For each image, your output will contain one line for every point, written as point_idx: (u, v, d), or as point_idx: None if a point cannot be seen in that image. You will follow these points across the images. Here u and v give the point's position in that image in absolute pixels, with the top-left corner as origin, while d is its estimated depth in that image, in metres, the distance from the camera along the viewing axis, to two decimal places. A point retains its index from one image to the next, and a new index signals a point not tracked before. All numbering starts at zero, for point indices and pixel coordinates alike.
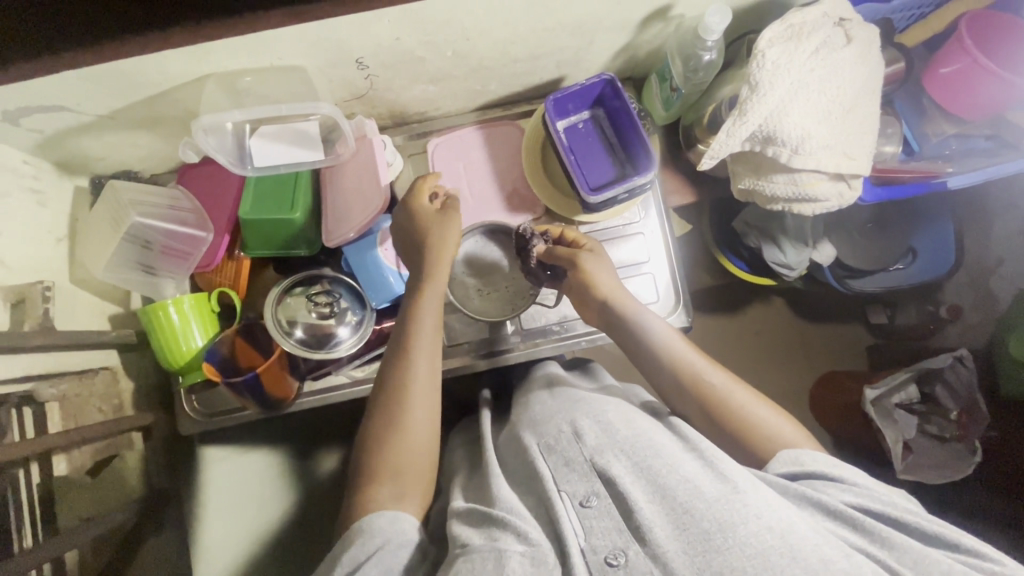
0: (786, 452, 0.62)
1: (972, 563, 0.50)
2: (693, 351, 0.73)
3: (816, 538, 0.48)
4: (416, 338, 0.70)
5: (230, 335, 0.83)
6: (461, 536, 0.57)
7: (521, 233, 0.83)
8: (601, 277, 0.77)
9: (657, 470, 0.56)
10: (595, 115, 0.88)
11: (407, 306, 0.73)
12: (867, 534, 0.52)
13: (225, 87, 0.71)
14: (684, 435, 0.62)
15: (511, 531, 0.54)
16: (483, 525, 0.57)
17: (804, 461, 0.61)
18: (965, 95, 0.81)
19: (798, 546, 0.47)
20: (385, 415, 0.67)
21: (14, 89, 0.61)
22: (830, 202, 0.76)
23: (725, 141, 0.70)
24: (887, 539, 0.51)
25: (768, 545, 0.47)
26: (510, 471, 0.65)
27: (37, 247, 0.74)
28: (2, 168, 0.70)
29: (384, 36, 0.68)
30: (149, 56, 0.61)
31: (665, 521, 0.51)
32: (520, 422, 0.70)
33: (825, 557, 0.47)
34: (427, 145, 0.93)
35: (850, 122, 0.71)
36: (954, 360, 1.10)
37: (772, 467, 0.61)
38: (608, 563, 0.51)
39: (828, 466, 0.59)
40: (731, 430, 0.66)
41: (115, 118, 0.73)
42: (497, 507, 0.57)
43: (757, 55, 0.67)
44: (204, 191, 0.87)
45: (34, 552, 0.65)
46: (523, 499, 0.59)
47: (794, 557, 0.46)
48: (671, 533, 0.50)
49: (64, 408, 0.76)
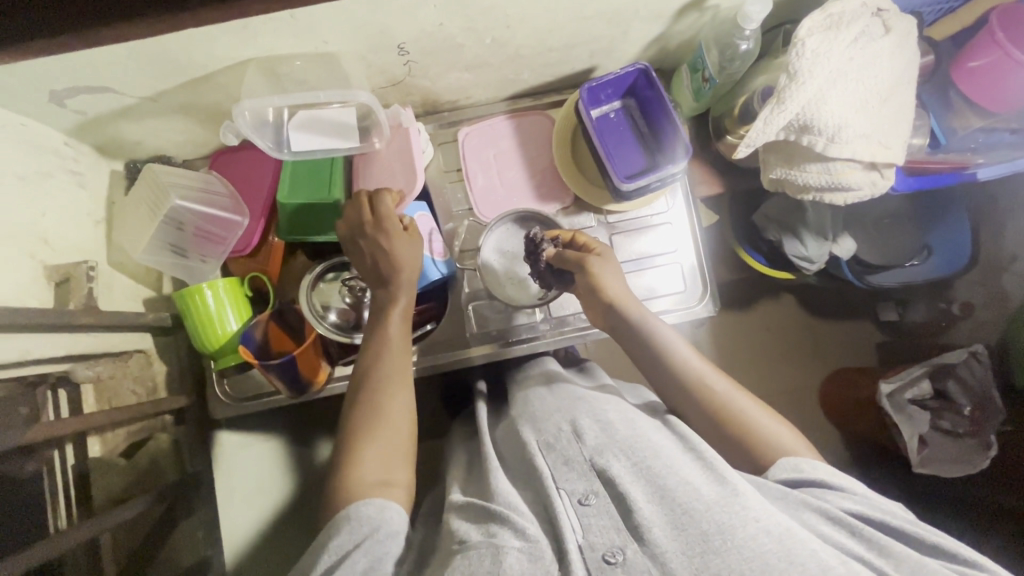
0: (786, 460, 0.62)
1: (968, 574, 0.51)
2: (696, 357, 0.73)
3: (814, 545, 0.50)
4: (393, 337, 0.72)
5: (264, 319, 0.83)
6: (458, 531, 0.58)
7: (531, 237, 0.81)
8: (608, 282, 0.74)
9: (656, 471, 0.57)
10: (626, 105, 0.89)
11: (376, 315, 0.74)
12: (864, 541, 0.53)
13: (267, 71, 0.72)
14: (681, 434, 0.64)
15: (509, 527, 0.55)
16: (481, 519, 0.58)
17: (804, 468, 0.61)
18: (995, 89, 0.80)
19: (796, 551, 0.49)
20: (362, 421, 0.67)
21: (65, 69, 0.62)
22: (862, 191, 0.77)
23: (762, 128, 0.70)
24: (885, 549, 0.52)
25: (767, 550, 0.49)
26: (511, 467, 0.66)
27: (77, 228, 0.74)
28: (45, 150, 0.71)
29: (428, 22, 0.68)
30: (198, 38, 0.62)
31: (662, 521, 0.53)
32: (519, 417, 0.72)
33: (823, 564, 0.48)
34: (458, 134, 0.94)
35: (885, 111, 0.72)
36: (969, 355, 1.11)
37: (771, 474, 0.61)
38: (606, 561, 0.51)
39: (825, 473, 0.61)
40: (730, 432, 0.67)
41: (158, 103, 0.73)
42: (496, 502, 0.58)
43: (796, 44, 0.69)
44: (240, 176, 0.88)
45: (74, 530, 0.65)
46: (523, 494, 0.61)
47: (791, 561, 0.48)
48: (670, 533, 0.52)
49: (98, 391, 0.77)
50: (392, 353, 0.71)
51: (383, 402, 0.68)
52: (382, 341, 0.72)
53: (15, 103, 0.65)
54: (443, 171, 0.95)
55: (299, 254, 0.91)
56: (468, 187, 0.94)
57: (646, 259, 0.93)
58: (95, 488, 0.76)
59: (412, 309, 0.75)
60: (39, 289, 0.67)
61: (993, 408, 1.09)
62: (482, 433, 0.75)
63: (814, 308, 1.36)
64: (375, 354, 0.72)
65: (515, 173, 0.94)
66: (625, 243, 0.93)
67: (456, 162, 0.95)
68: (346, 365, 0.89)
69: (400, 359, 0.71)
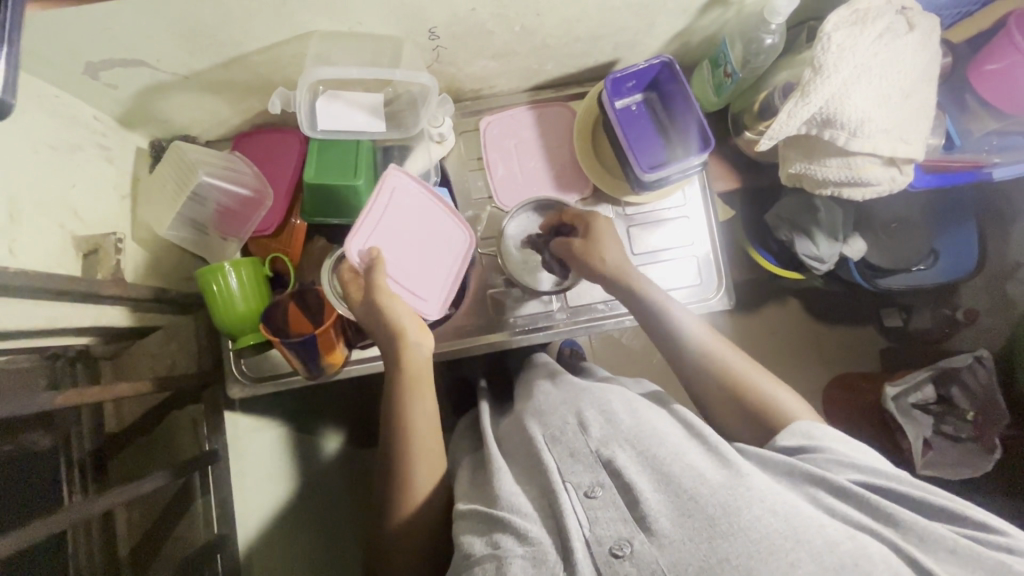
0: (798, 425, 0.62)
1: (980, 539, 0.50)
2: (731, 352, 0.72)
3: (821, 520, 0.50)
4: (418, 430, 0.70)
5: (285, 300, 0.83)
6: (465, 544, 0.58)
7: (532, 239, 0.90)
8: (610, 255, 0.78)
9: (662, 458, 0.58)
10: (647, 98, 0.90)
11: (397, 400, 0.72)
12: (873, 511, 0.52)
13: (300, 51, 0.73)
14: (688, 422, 0.65)
15: (511, 533, 0.56)
16: (485, 528, 0.58)
17: (813, 434, 0.61)
18: (1011, 91, 0.81)
19: (802, 529, 0.48)
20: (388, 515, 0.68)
21: (102, 39, 0.62)
22: (881, 186, 0.78)
23: (786, 121, 0.71)
24: (892, 518, 0.51)
25: (773, 530, 0.48)
26: (514, 462, 0.66)
27: (104, 202, 0.75)
28: (77, 123, 0.72)
29: (461, 7, 0.70)
30: (238, 14, 0.63)
31: (669, 510, 0.53)
32: (525, 413, 0.73)
33: (831, 540, 0.48)
34: (480, 122, 0.95)
35: (906, 108, 0.74)
36: (973, 360, 1.12)
37: (780, 439, 0.62)
38: (613, 554, 0.52)
39: (832, 439, 0.60)
40: (734, 393, 0.68)
41: (191, 80, 0.74)
42: (499, 508, 0.58)
43: (823, 37, 0.70)
44: (262, 157, 0.89)
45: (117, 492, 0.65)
46: (526, 490, 0.61)
47: (798, 539, 0.48)
48: (676, 520, 0.52)
49: (116, 366, 0.81)
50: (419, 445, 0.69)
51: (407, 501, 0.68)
52: (401, 440, 0.69)
53: (47, 73, 0.65)
54: (463, 160, 0.96)
55: (318, 240, 0.92)
56: (488, 176, 0.94)
57: (660, 252, 0.94)
58: None
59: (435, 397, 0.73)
60: (68, 259, 0.68)
61: (998, 412, 1.09)
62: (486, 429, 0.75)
63: (820, 310, 1.36)
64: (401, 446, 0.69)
65: (535, 163, 0.95)
66: (641, 235, 0.94)
67: (477, 150, 0.96)
68: (363, 348, 0.89)
69: (429, 451, 0.69)
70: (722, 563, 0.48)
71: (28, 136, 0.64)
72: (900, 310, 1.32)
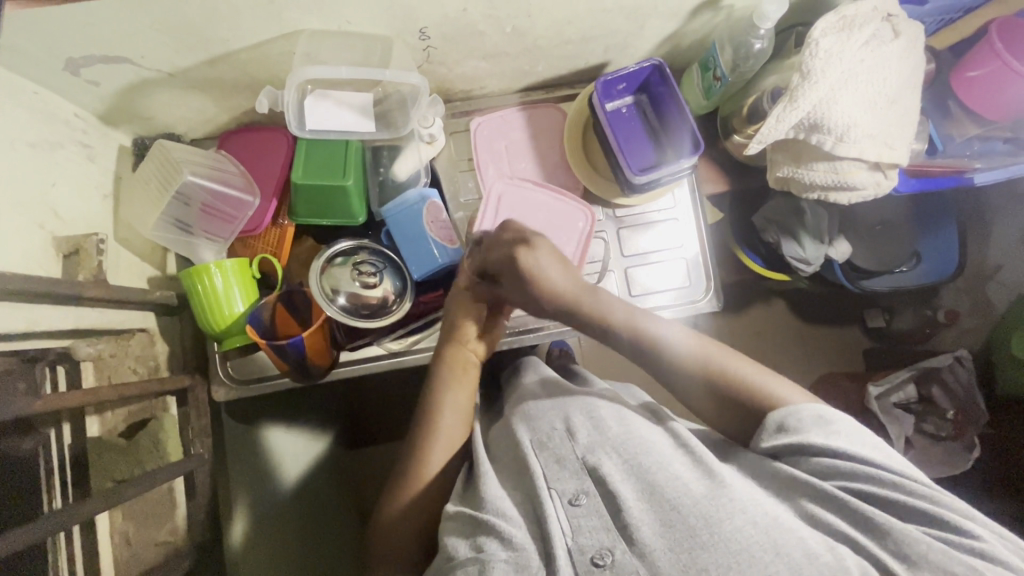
0: (772, 418, 0.61)
1: (952, 541, 0.50)
2: (714, 348, 0.69)
3: (801, 533, 0.51)
4: (444, 431, 0.73)
5: (272, 301, 0.82)
6: (449, 547, 0.58)
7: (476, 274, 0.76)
8: (547, 276, 0.68)
9: (646, 467, 0.59)
10: (637, 100, 0.90)
11: (429, 402, 0.75)
12: (853, 516, 0.53)
13: (289, 49, 0.72)
14: (675, 430, 0.66)
15: (496, 537, 0.56)
16: (470, 532, 0.58)
17: (790, 425, 0.60)
18: (990, 97, 0.82)
19: (781, 541, 0.50)
20: (389, 509, 0.70)
21: (84, 34, 0.60)
22: (867, 191, 0.79)
23: (774, 126, 0.73)
24: (871, 522, 0.52)
25: (753, 541, 0.50)
26: (501, 466, 0.67)
27: (86, 201, 0.73)
28: (58, 120, 0.70)
29: (453, 7, 0.70)
30: (226, 10, 0.62)
31: (652, 520, 0.53)
32: (513, 416, 0.73)
33: (809, 552, 0.49)
34: (470, 123, 0.95)
35: (892, 113, 0.75)
36: (953, 359, 1.14)
37: (762, 439, 0.61)
38: (594, 563, 0.52)
39: (815, 430, 0.58)
40: (724, 394, 0.66)
41: (176, 77, 0.73)
42: (484, 511, 0.58)
43: (811, 43, 0.71)
44: (249, 157, 0.88)
45: (117, 493, 0.64)
46: (512, 495, 0.61)
47: (776, 552, 0.49)
48: (658, 531, 0.52)
49: (98, 368, 0.74)
50: (440, 441, 0.72)
51: (411, 495, 0.70)
52: (426, 434, 0.73)
53: (26, 68, 0.64)
54: (453, 160, 0.95)
55: (306, 239, 0.91)
56: (478, 177, 0.94)
57: (647, 254, 0.94)
58: (93, 471, 0.72)
59: (469, 408, 0.76)
60: (47, 259, 0.66)
61: (977, 411, 1.12)
62: (474, 431, 0.75)
63: (805, 312, 1.37)
64: (423, 441, 0.73)
65: (526, 165, 0.95)
66: (630, 237, 0.95)
67: (468, 151, 0.95)
68: (353, 350, 0.88)
69: (450, 445, 0.72)
70: (702, 573, 0.49)
71: (8, 134, 0.62)
72: (883, 311, 1.33)
